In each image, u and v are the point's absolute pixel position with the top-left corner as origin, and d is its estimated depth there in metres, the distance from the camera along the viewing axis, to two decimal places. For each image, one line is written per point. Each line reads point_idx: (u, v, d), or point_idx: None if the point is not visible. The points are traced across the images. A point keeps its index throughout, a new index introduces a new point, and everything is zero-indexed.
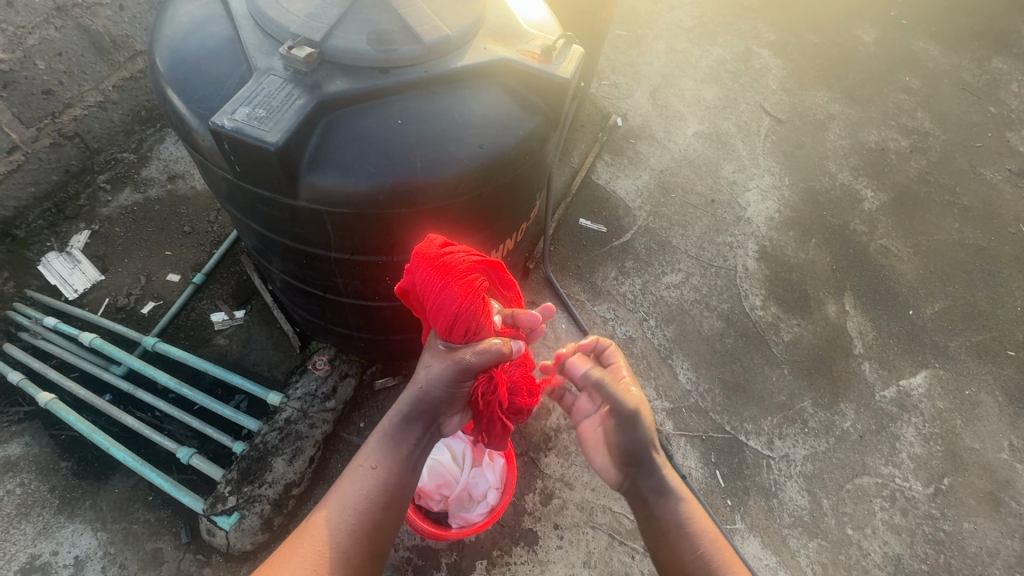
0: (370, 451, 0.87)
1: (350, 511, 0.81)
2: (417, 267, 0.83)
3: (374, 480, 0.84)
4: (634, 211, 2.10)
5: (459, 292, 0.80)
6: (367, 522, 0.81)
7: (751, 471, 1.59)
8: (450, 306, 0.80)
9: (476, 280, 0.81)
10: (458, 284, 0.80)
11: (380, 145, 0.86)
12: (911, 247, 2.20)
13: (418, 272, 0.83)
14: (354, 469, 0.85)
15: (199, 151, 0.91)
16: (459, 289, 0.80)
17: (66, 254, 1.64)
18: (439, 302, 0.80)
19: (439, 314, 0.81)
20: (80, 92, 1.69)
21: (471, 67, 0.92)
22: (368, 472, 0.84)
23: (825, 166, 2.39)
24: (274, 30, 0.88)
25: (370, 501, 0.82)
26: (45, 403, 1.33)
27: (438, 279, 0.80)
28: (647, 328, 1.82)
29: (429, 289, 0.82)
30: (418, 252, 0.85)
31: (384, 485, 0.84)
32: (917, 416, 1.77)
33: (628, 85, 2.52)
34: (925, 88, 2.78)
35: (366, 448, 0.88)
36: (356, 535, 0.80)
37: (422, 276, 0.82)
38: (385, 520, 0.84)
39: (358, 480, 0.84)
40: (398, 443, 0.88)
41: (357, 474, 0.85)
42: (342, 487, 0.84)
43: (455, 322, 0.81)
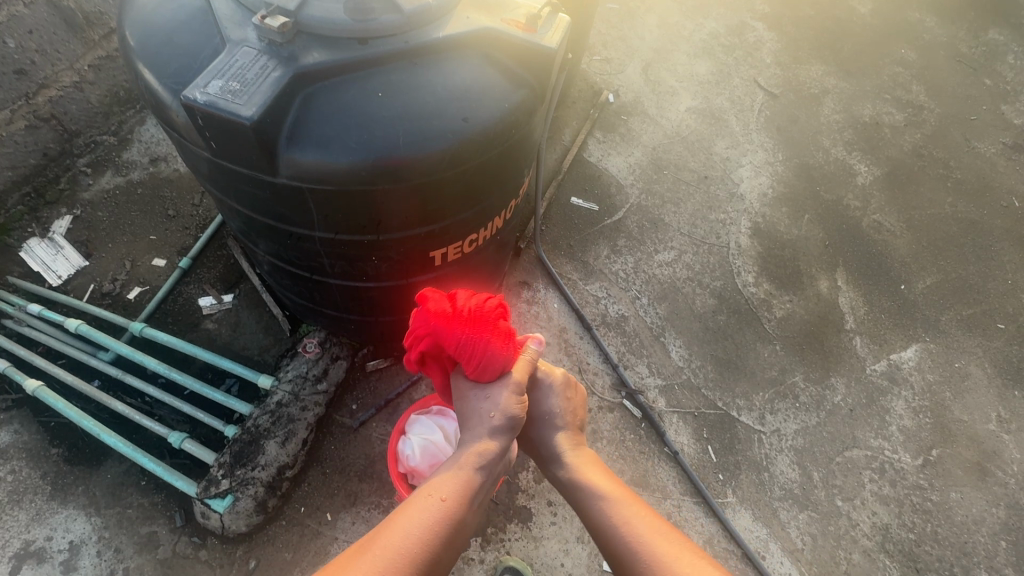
0: (443, 484, 0.86)
1: (416, 539, 0.78)
2: (450, 325, 0.91)
3: (445, 513, 0.82)
4: (626, 189, 2.07)
5: (499, 343, 0.92)
6: (434, 552, 0.78)
7: (742, 446, 1.60)
8: (497, 356, 0.91)
9: (506, 327, 0.94)
10: (497, 335, 0.91)
11: (362, 120, 0.83)
12: (904, 222, 2.19)
13: (453, 336, 0.90)
14: (425, 499, 0.83)
15: (174, 128, 0.88)
16: (499, 339, 0.92)
17: (48, 239, 1.60)
18: (487, 357, 0.91)
19: (484, 365, 0.92)
20: (54, 71, 1.65)
21: (453, 37, 0.89)
22: (439, 503, 0.83)
23: (819, 141, 2.36)
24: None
25: (440, 529, 0.80)
26: (33, 390, 1.32)
27: (480, 336, 0.90)
28: (639, 306, 1.82)
29: (470, 345, 0.90)
30: (432, 309, 0.91)
31: (453, 520, 0.82)
32: (907, 389, 1.78)
33: (620, 60, 2.47)
34: (920, 61, 2.75)
35: (436, 480, 0.87)
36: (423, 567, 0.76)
37: (460, 337, 0.90)
38: (445, 552, 0.80)
39: (429, 507, 0.82)
40: (469, 476, 0.89)
41: (428, 504, 0.83)
42: (411, 514, 0.81)
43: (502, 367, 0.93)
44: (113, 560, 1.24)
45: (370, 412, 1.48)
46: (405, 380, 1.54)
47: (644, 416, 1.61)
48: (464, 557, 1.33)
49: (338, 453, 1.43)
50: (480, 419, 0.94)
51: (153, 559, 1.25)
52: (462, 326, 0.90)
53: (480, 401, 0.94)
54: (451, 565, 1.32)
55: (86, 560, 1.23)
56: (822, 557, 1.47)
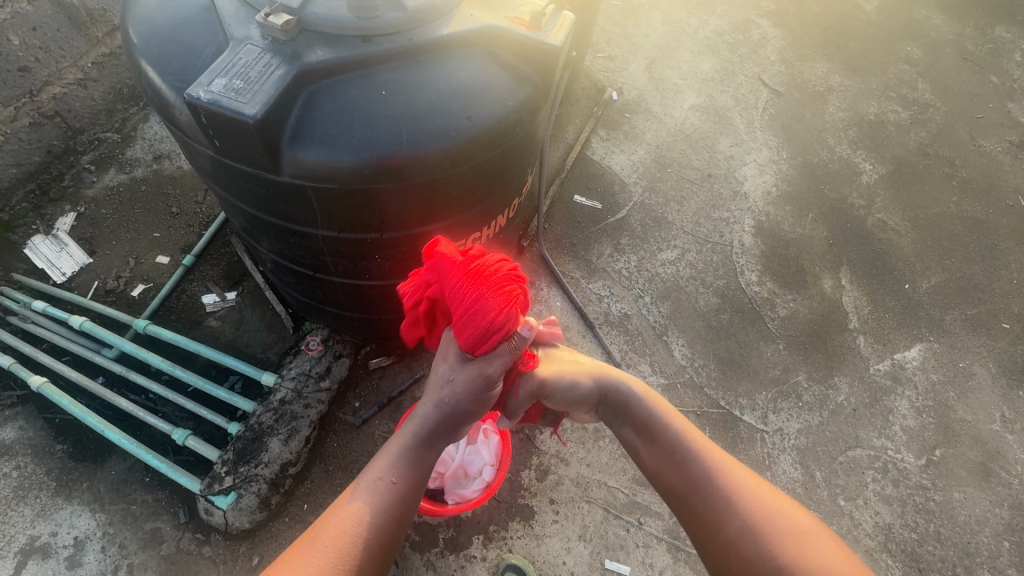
0: (391, 466, 0.85)
1: (368, 525, 0.78)
2: (452, 270, 0.81)
3: (393, 495, 0.82)
4: (629, 187, 2.07)
5: (494, 305, 0.79)
6: (382, 538, 0.79)
7: (745, 445, 1.60)
8: (489, 316, 0.79)
9: (513, 292, 0.81)
10: (496, 297, 0.79)
11: (365, 118, 0.83)
12: (909, 220, 2.18)
13: (449, 278, 0.81)
14: (372, 483, 0.83)
15: (177, 126, 0.88)
16: (495, 301, 0.79)
17: (52, 236, 1.61)
18: (472, 312, 0.80)
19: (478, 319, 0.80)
20: (58, 69, 1.65)
21: (456, 35, 0.89)
22: (388, 488, 0.83)
23: (824, 139, 2.35)
24: None
25: (388, 516, 0.80)
26: (37, 386, 1.32)
27: (478, 289, 0.79)
28: (642, 305, 1.81)
29: (467, 296, 0.80)
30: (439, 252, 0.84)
31: (403, 503, 0.83)
32: (910, 389, 1.78)
33: (623, 57, 2.46)
34: (927, 58, 2.73)
35: (383, 462, 0.86)
36: (374, 553, 0.77)
37: (454, 283, 0.81)
38: (398, 537, 0.82)
39: (377, 491, 0.82)
40: (419, 459, 0.88)
41: (376, 487, 0.82)
42: (359, 500, 0.80)
43: (489, 329, 0.80)
44: (117, 556, 1.25)
45: (373, 410, 1.49)
46: (407, 378, 1.55)
47: None
48: (467, 555, 1.33)
49: (341, 450, 1.43)
50: (438, 395, 0.89)
51: (156, 555, 1.26)
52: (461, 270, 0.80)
53: (441, 385, 0.88)
54: (454, 563, 1.32)
55: (91, 556, 1.24)
56: None
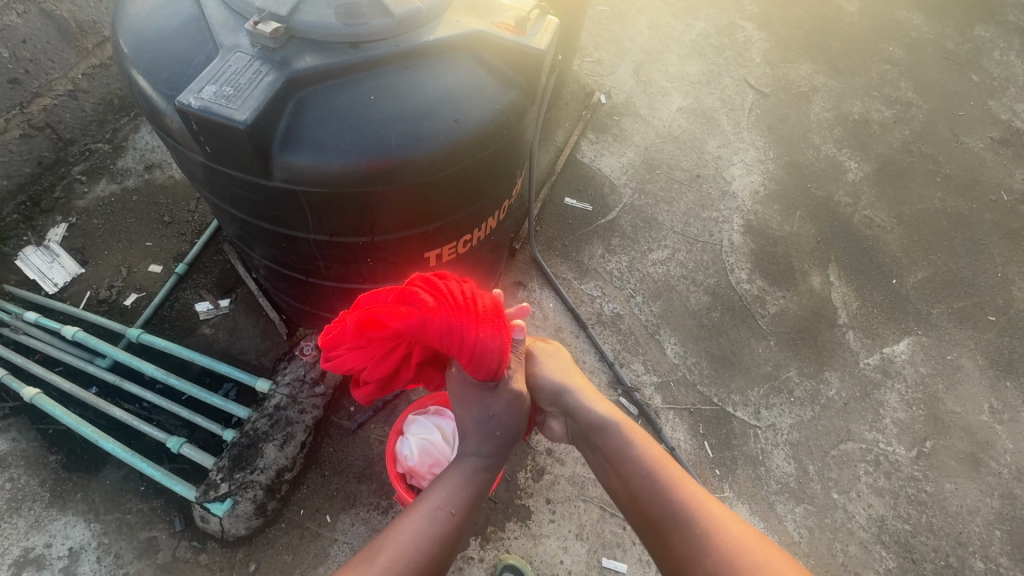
0: (449, 496, 0.91)
1: (424, 553, 0.84)
2: (441, 320, 0.84)
3: (449, 526, 0.88)
4: (619, 189, 2.09)
5: (492, 332, 0.86)
6: (433, 564, 0.84)
7: (738, 441, 1.62)
8: (490, 347, 0.86)
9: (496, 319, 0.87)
10: (490, 326, 0.85)
11: (354, 123, 0.84)
12: (894, 217, 2.21)
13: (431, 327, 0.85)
14: (432, 511, 0.88)
15: (169, 133, 0.89)
16: (489, 334, 0.85)
17: (43, 248, 1.60)
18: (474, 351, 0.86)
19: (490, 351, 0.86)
20: (48, 80, 1.66)
21: (443, 40, 0.90)
22: (445, 517, 0.88)
23: (809, 139, 2.39)
24: (240, 5, 0.86)
25: (442, 545, 0.86)
26: (30, 397, 1.32)
27: (470, 329, 0.84)
28: (634, 304, 1.83)
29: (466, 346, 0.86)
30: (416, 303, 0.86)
31: (453, 534, 0.88)
32: (900, 382, 1.80)
33: (611, 62, 2.49)
34: (908, 58, 2.78)
35: (442, 490, 0.92)
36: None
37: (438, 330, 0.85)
38: (447, 561, 0.87)
39: (435, 521, 0.87)
40: (473, 486, 0.94)
41: (433, 515, 0.88)
42: (419, 525, 0.86)
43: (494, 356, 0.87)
44: (112, 566, 1.24)
45: (368, 414, 1.49)
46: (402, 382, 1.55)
47: (640, 413, 1.62)
48: (464, 556, 1.34)
49: (336, 455, 1.43)
50: (481, 432, 0.96)
51: (153, 563, 1.25)
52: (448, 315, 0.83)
53: (490, 417, 0.96)
54: (452, 565, 1.32)
55: (86, 566, 1.23)
56: (819, 550, 1.48)
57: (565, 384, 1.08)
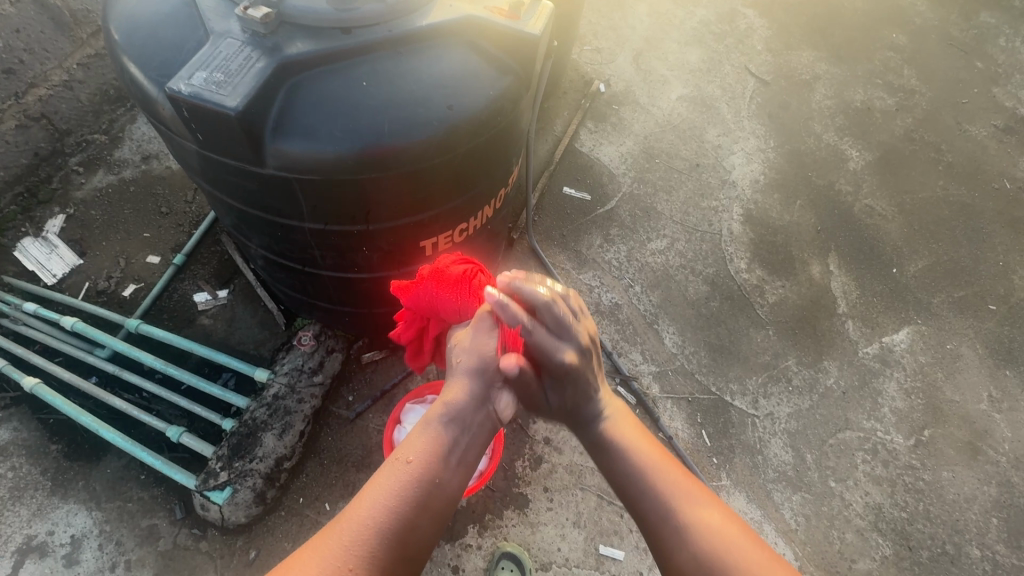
0: (410, 447, 0.84)
1: (383, 509, 0.77)
2: (416, 286, 0.99)
3: (411, 476, 0.81)
4: (618, 178, 2.08)
5: (452, 288, 0.96)
6: (396, 523, 0.76)
7: (736, 430, 1.62)
8: (451, 299, 0.96)
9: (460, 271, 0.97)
10: (451, 282, 0.96)
11: (347, 110, 0.84)
12: (896, 205, 2.20)
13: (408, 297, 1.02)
14: (393, 466, 0.82)
15: (161, 121, 0.89)
16: (450, 287, 0.96)
17: (42, 239, 1.60)
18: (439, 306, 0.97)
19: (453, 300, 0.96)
20: (43, 71, 1.65)
21: (436, 25, 0.89)
22: (405, 467, 0.81)
23: (811, 127, 2.37)
24: None
25: (403, 501, 0.78)
26: (30, 387, 1.33)
27: (433, 286, 0.97)
28: (633, 294, 1.83)
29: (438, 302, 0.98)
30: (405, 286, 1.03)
31: (420, 489, 0.80)
32: (899, 371, 1.80)
33: (610, 50, 2.46)
34: (912, 45, 2.75)
35: (405, 444, 0.85)
36: (390, 535, 0.75)
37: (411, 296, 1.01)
38: (419, 519, 0.79)
39: (396, 475, 0.80)
40: (441, 431, 0.86)
41: (394, 471, 0.81)
42: (379, 483, 0.80)
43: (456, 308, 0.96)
44: (114, 553, 1.25)
45: (366, 403, 1.50)
46: (400, 371, 1.56)
47: (638, 402, 1.63)
48: (462, 543, 1.35)
49: (335, 444, 1.44)
50: (455, 367, 0.91)
51: (154, 551, 1.27)
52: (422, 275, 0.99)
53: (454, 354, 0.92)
54: (450, 552, 1.33)
55: (88, 553, 1.25)
56: (815, 538, 1.49)
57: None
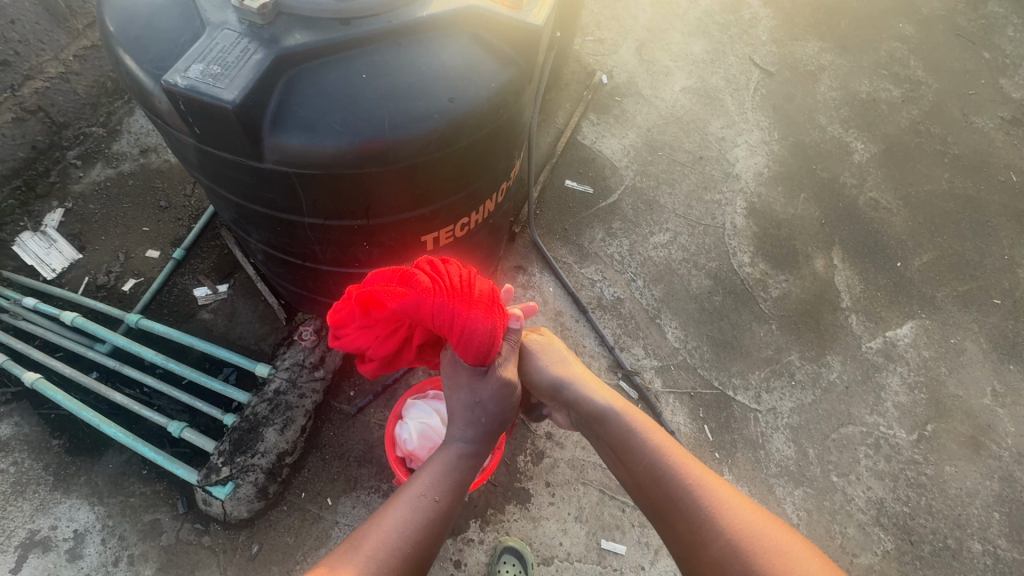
0: (435, 485, 0.92)
1: (408, 536, 0.84)
2: (428, 297, 0.84)
3: (434, 512, 0.89)
4: (620, 171, 2.06)
5: (484, 317, 0.87)
6: (418, 551, 0.84)
7: (738, 425, 1.62)
8: (482, 330, 0.87)
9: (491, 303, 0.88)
10: (483, 310, 0.86)
11: (346, 103, 0.82)
12: (901, 199, 2.18)
13: (423, 302, 0.85)
14: (417, 497, 0.89)
15: (157, 115, 0.87)
16: (482, 317, 0.87)
17: (41, 233, 1.59)
18: (466, 333, 0.86)
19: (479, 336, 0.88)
20: (38, 62, 1.63)
21: (436, 15, 0.87)
22: (430, 503, 0.89)
23: (816, 119, 2.34)
24: None
25: (426, 531, 0.86)
26: (31, 382, 1.33)
27: (461, 309, 0.85)
28: (635, 288, 1.82)
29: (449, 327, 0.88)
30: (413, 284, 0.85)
31: (440, 519, 0.89)
32: (902, 365, 1.79)
33: (613, 40, 2.43)
34: (918, 35, 2.71)
35: (426, 480, 0.93)
36: (411, 561, 0.82)
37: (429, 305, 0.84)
38: (430, 553, 0.87)
39: (419, 507, 0.88)
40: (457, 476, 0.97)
41: (416, 503, 0.89)
42: (400, 511, 0.87)
43: (484, 343, 0.88)
44: (117, 547, 1.26)
45: (368, 398, 1.49)
46: (401, 366, 1.55)
47: (640, 397, 1.62)
48: (464, 538, 1.35)
49: (337, 439, 1.44)
50: (468, 417, 1.00)
51: (157, 545, 1.27)
52: (437, 295, 0.84)
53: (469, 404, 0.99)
54: (452, 546, 1.34)
55: (92, 548, 1.25)
56: (817, 532, 1.49)
57: (565, 377, 1.12)
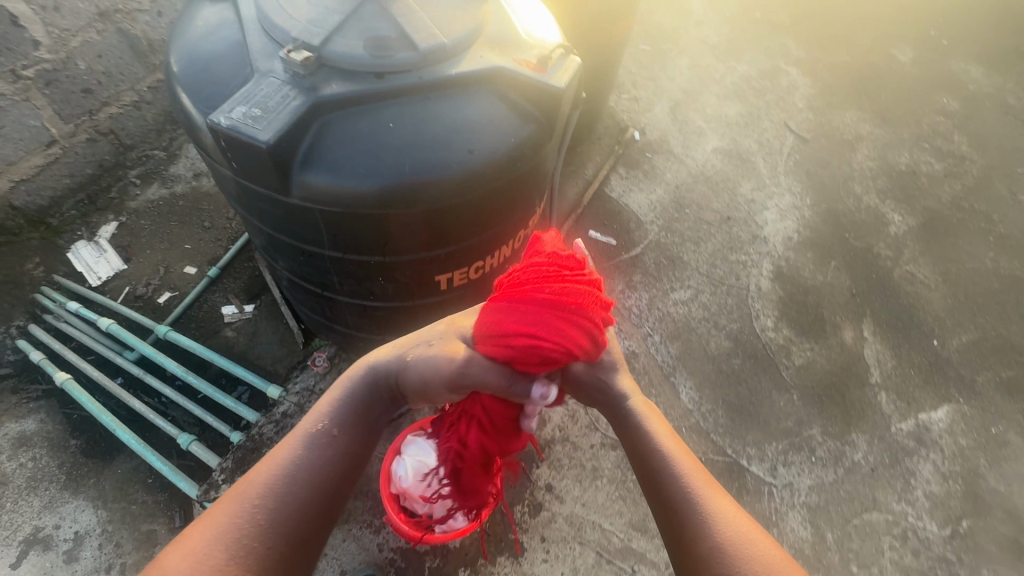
0: (335, 417, 0.85)
1: (303, 472, 0.78)
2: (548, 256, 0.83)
3: (333, 449, 0.82)
4: (646, 226, 2.07)
5: (559, 319, 0.78)
6: (314, 489, 0.78)
7: (750, 498, 1.53)
8: (540, 311, 0.78)
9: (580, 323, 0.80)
10: (567, 317, 0.79)
11: (372, 148, 0.88)
12: (939, 274, 2.10)
13: (546, 256, 0.84)
14: (313, 430, 0.82)
15: (203, 148, 0.95)
16: (559, 315, 0.78)
17: (94, 243, 1.71)
18: (531, 294, 0.79)
19: (530, 309, 0.79)
20: (116, 91, 1.71)
21: (465, 73, 0.92)
22: (329, 440, 0.82)
23: (851, 188, 2.32)
24: (275, 33, 0.89)
25: (322, 471, 0.79)
26: (61, 381, 1.41)
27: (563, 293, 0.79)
28: (651, 344, 1.79)
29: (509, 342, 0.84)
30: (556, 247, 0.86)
31: (344, 454, 0.83)
32: (936, 452, 1.68)
33: (648, 99, 2.50)
34: (963, 111, 2.68)
35: (326, 410, 0.85)
36: (309, 496, 0.77)
37: (544, 263, 0.82)
38: (340, 488, 0.82)
39: (315, 445, 0.81)
40: (363, 412, 0.88)
41: (312, 438, 0.82)
42: (294, 446, 0.81)
43: (529, 322, 0.79)
44: (112, 554, 1.28)
45: None
46: None
47: None
48: None
49: None
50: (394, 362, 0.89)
51: (149, 557, 1.28)
52: (564, 265, 0.82)
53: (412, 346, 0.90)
54: None
55: (88, 552, 1.27)
56: None
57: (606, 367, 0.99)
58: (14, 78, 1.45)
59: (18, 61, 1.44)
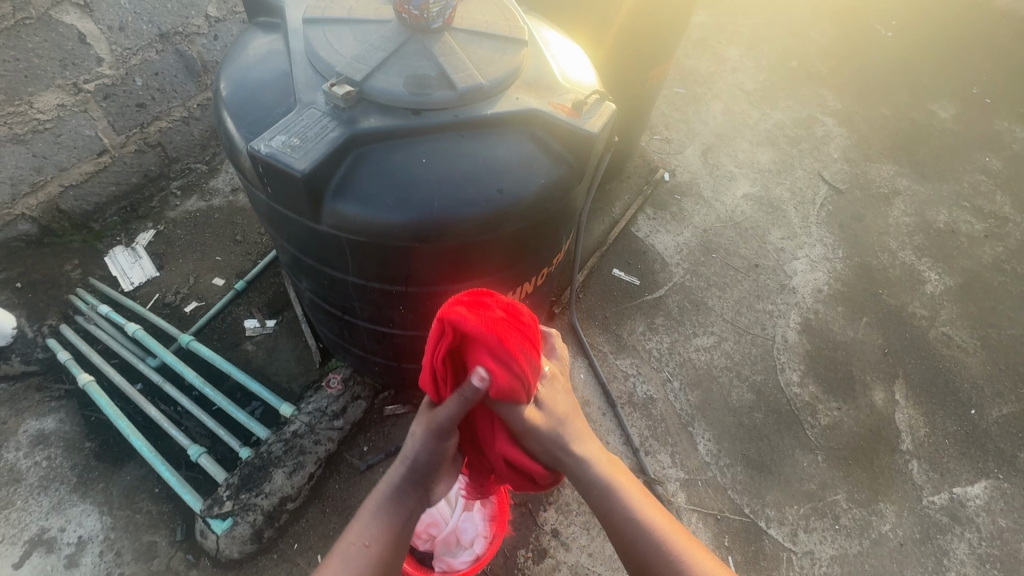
0: (364, 530, 0.89)
1: None
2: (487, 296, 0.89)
3: (367, 559, 0.87)
4: (671, 268, 2.05)
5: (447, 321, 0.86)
6: None
7: (767, 563, 1.45)
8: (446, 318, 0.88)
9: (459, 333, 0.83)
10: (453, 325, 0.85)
11: (403, 182, 0.89)
12: (979, 339, 2.01)
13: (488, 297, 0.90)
14: (351, 547, 0.87)
15: (241, 170, 0.98)
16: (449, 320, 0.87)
17: (130, 249, 1.77)
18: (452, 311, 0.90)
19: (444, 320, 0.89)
20: (168, 107, 1.80)
21: (500, 113, 0.94)
22: (362, 551, 0.87)
23: (885, 243, 2.26)
24: (320, 65, 0.92)
25: None
26: (83, 383, 1.45)
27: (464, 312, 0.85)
28: (670, 390, 1.74)
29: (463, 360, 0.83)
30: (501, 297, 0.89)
31: (382, 559, 0.89)
32: (972, 531, 1.57)
33: (679, 141, 2.50)
34: (1006, 172, 2.62)
35: (359, 525, 0.90)
36: None
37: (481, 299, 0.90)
38: None
39: (350, 557, 0.86)
40: (389, 518, 0.91)
41: (348, 553, 0.87)
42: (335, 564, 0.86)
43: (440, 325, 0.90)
44: (112, 563, 1.27)
45: (379, 457, 1.49)
46: None
47: None
48: None
49: (341, 493, 1.44)
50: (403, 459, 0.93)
51: (147, 569, 1.28)
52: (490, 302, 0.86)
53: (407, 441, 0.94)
54: None
55: (89, 558, 1.27)
56: None
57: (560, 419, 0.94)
58: (76, 90, 1.53)
59: (82, 75, 1.52)
